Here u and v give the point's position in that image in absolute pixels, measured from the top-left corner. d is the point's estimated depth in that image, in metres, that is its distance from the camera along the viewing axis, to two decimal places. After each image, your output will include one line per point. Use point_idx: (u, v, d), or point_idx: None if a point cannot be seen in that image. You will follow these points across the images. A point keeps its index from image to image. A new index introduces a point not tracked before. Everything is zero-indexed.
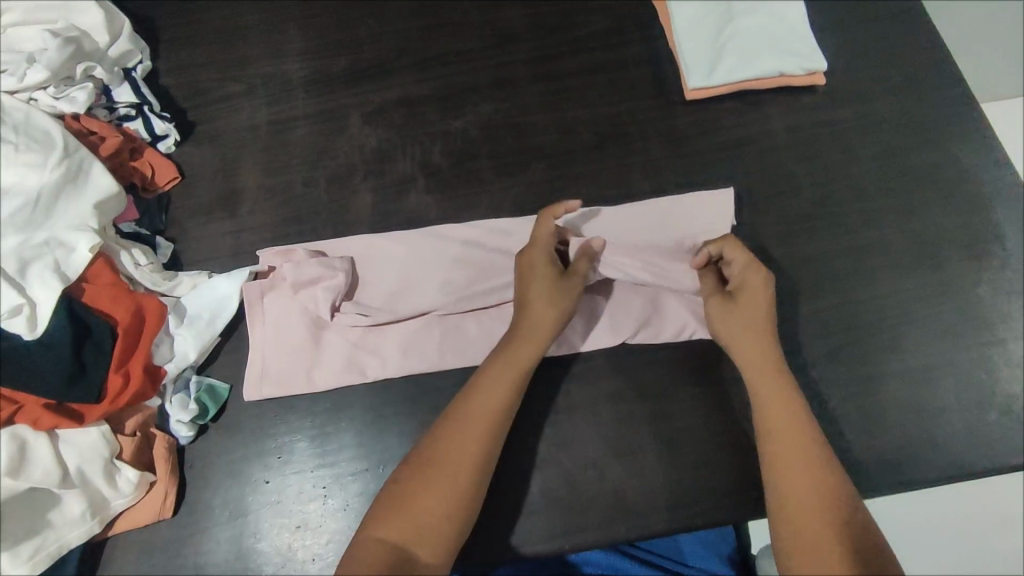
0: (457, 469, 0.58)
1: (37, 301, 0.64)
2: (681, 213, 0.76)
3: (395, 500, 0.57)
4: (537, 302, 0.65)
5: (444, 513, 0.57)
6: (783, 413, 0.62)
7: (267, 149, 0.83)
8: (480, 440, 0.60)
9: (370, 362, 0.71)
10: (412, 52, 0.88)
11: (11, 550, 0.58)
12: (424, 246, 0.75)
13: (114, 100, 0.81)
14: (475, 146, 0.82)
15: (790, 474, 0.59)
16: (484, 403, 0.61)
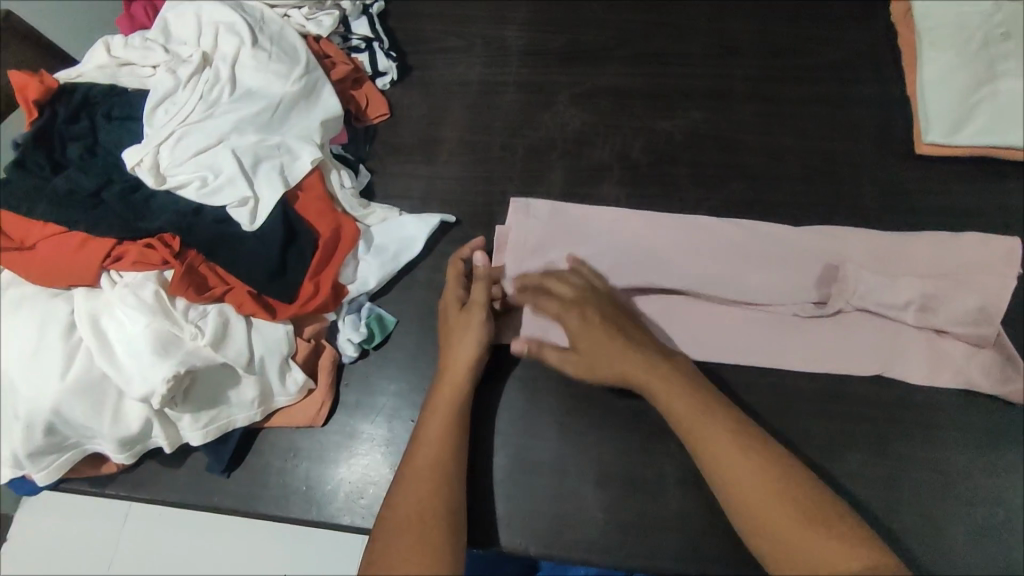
0: (445, 434, 0.61)
1: (262, 197, 0.69)
2: (960, 257, 0.70)
3: (407, 470, 0.59)
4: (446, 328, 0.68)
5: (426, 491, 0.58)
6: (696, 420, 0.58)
7: (474, 107, 0.86)
8: (452, 404, 0.63)
9: None
10: (631, 44, 0.87)
11: (193, 413, 0.64)
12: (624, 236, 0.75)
13: (350, 31, 0.87)
14: (678, 150, 0.80)
15: (718, 466, 0.55)
16: (447, 382, 0.65)
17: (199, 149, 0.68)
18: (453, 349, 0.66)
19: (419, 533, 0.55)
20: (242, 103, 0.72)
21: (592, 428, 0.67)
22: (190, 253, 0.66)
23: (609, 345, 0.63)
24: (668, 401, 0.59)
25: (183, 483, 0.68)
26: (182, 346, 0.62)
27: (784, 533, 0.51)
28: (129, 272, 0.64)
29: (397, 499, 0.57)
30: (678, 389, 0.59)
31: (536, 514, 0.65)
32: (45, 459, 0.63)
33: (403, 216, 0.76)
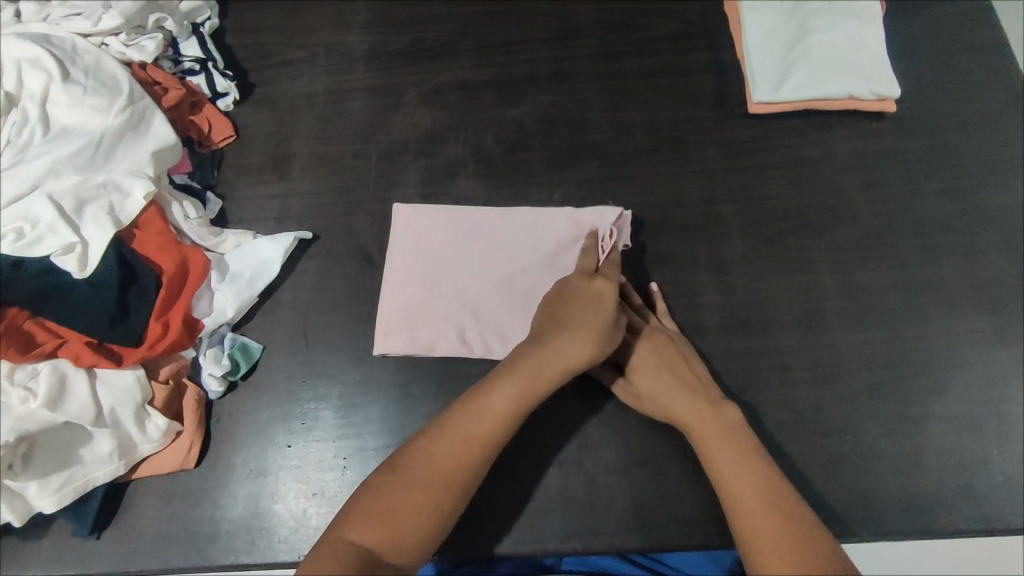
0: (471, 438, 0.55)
1: (89, 241, 0.65)
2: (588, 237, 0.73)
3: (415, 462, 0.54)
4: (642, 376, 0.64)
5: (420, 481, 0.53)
6: (716, 428, 0.59)
7: (322, 118, 0.84)
8: (543, 382, 0.59)
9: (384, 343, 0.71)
10: (474, 36, 0.87)
11: (41, 480, 0.60)
12: (475, 230, 0.74)
13: (180, 53, 0.83)
14: (528, 136, 0.81)
15: (717, 464, 0.57)
16: (555, 356, 0.59)
17: (11, 199, 0.64)
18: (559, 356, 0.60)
19: (422, 495, 0.53)
20: (58, 142, 0.67)
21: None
22: (12, 310, 0.62)
23: (662, 373, 0.64)
24: (695, 427, 0.60)
25: (46, 554, 0.64)
26: (11, 413, 0.59)
27: (767, 533, 0.51)
28: None
29: (426, 453, 0.55)
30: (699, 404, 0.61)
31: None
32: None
33: (257, 238, 0.74)
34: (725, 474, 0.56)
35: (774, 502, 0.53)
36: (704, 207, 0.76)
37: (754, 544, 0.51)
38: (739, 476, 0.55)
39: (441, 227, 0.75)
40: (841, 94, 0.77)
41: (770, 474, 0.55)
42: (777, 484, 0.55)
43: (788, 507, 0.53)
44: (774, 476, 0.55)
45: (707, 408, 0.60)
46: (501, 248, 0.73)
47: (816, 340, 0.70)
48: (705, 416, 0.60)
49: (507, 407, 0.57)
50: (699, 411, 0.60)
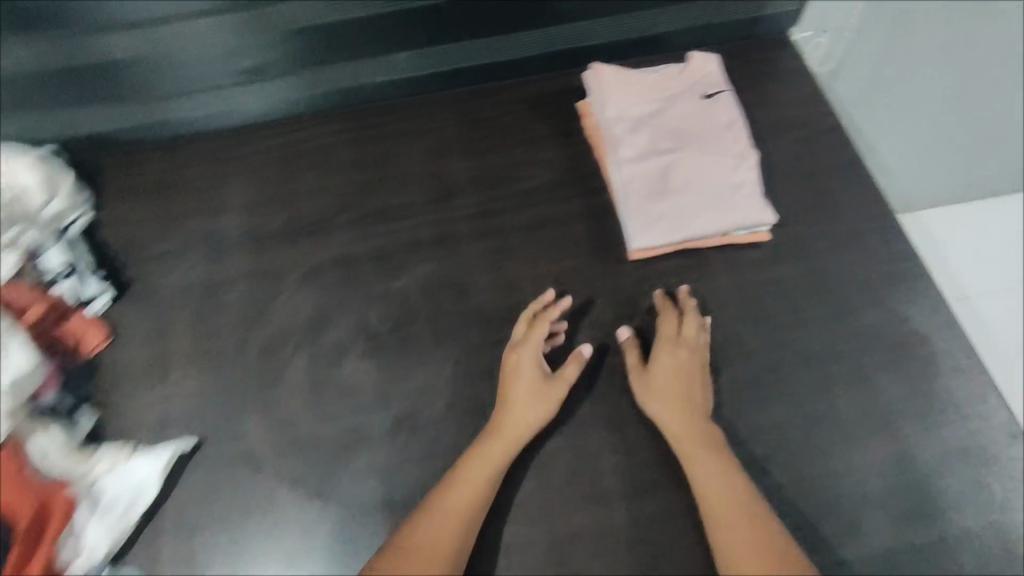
0: (501, 457, 0.66)
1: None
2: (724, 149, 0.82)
3: (465, 476, 0.65)
4: (516, 395, 0.69)
5: (480, 492, 0.64)
6: (726, 481, 0.64)
7: (201, 310, 0.81)
8: (546, 404, 0.69)
9: (620, 149, 0.83)
10: (356, 206, 0.87)
11: None
12: (673, 99, 0.86)
13: (45, 262, 0.79)
14: (414, 305, 0.79)
15: (707, 489, 0.64)
16: (533, 405, 0.68)
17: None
18: (512, 415, 0.68)
19: (466, 497, 0.64)
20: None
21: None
22: None
23: (685, 409, 0.68)
24: (695, 465, 0.65)
25: None
26: None
27: (750, 559, 0.59)
28: None
29: (438, 520, 0.62)
30: (733, 476, 0.64)
31: None
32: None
33: (132, 455, 0.71)
34: (721, 515, 0.62)
35: (727, 521, 0.61)
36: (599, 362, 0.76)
37: (732, 555, 0.60)
38: (738, 516, 0.61)
39: (643, 83, 0.86)
40: (725, 225, 0.78)
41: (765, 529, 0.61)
42: (773, 538, 0.60)
43: (731, 534, 0.61)
44: (718, 476, 0.64)
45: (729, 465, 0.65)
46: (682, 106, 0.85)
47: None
48: (728, 475, 0.64)
49: (530, 422, 0.68)
50: (722, 469, 0.65)
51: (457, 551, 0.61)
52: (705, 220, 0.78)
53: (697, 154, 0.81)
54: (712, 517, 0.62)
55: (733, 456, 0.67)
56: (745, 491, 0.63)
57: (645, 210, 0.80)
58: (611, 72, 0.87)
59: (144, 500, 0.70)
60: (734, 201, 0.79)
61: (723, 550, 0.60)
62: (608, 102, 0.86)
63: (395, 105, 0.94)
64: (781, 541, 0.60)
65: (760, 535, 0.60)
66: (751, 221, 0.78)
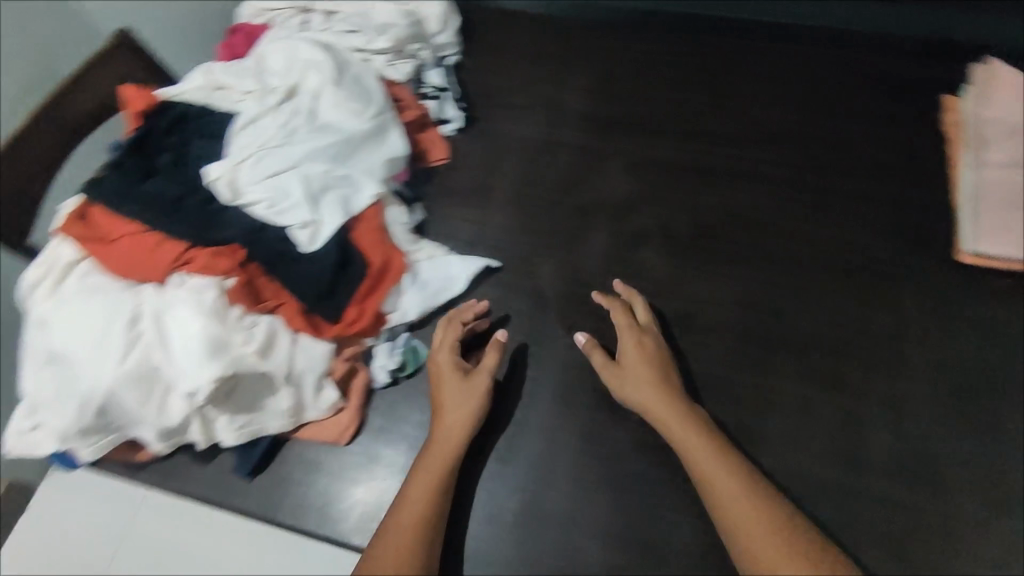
0: (457, 441, 0.69)
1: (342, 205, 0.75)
2: None
3: (420, 475, 0.67)
4: (457, 393, 0.71)
5: (439, 479, 0.67)
6: (730, 483, 0.63)
7: (529, 162, 0.91)
8: (466, 425, 0.70)
9: (981, 150, 0.82)
10: (687, 121, 0.92)
11: (232, 414, 0.68)
12: None
13: (424, 80, 0.94)
14: (716, 225, 0.84)
15: (722, 503, 0.62)
16: (456, 414, 0.70)
17: (292, 160, 0.75)
18: (465, 411, 0.70)
19: (426, 482, 0.67)
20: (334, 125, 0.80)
21: (568, 491, 0.71)
22: (253, 265, 0.70)
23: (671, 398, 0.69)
24: (715, 482, 0.63)
25: (212, 480, 0.73)
26: (229, 350, 0.65)
27: (777, 555, 0.59)
28: (195, 276, 0.68)
29: (411, 490, 0.66)
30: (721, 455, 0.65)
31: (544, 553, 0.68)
32: (76, 443, 0.67)
33: (450, 257, 0.80)
34: (733, 512, 0.62)
35: (736, 514, 0.61)
36: (888, 342, 0.75)
37: (768, 558, 0.59)
38: (739, 505, 0.62)
39: None
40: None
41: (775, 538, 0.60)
42: (778, 515, 0.61)
43: (738, 515, 0.61)
44: (717, 466, 0.64)
45: (729, 464, 0.64)
46: None
47: (994, 516, 0.67)
48: (718, 466, 0.64)
49: (467, 421, 0.70)
50: (720, 462, 0.64)
51: (428, 535, 0.64)
52: None
53: None
54: (727, 517, 0.62)
55: (743, 462, 0.65)
56: (751, 481, 0.63)
57: (988, 217, 0.79)
58: (1002, 74, 0.84)
59: (450, 294, 0.79)
60: None
61: (744, 552, 0.60)
62: (987, 102, 0.84)
63: (746, 43, 0.97)
64: (806, 536, 0.60)
65: (778, 535, 0.60)
66: None
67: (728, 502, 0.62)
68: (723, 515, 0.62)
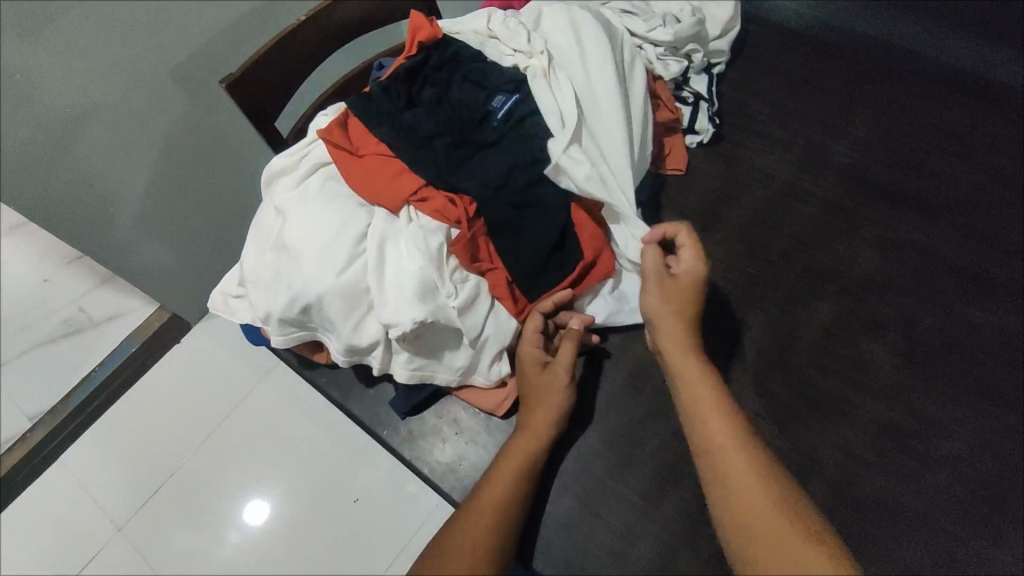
0: (531, 442, 0.68)
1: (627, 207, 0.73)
2: None
3: (498, 474, 0.67)
4: (531, 380, 0.70)
5: (517, 478, 0.67)
6: (710, 405, 0.62)
7: (769, 202, 0.83)
8: (543, 420, 0.69)
9: None
10: (966, 215, 0.80)
11: (411, 355, 0.69)
12: None
13: (686, 82, 0.88)
14: (970, 344, 0.72)
15: (728, 463, 0.59)
16: (539, 409, 0.69)
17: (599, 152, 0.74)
18: (544, 408, 0.69)
19: (503, 480, 0.66)
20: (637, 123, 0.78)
21: (706, 558, 0.66)
22: (478, 221, 0.70)
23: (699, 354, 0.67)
24: (695, 408, 0.63)
25: (368, 404, 0.76)
26: (436, 297, 0.65)
27: (786, 532, 0.53)
28: (425, 216, 0.69)
29: (494, 483, 0.66)
30: (701, 372, 0.65)
31: None
32: (272, 327, 0.71)
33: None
34: (730, 476, 0.58)
35: (740, 479, 0.57)
36: None
37: (756, 540, 0.54)
38: (744, 470, 0.58)
39: None
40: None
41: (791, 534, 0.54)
42: (780, 487, 0.57)
43: (741, 485, 0.57)
44: (719, 419, 0.61)
45: (716, 394, 0.63)
46: None
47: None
48: (710, 398, 0.63)
49: (550, 416, 0.69)
50: (705, 392, 0.63)
51: (503, 538, 0.64)
52: None
53: None
54: (720, 483, 0.58)
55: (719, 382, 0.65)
56: (728, 414, 0.62)
57: None
58: None
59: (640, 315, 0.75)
60: None
61: (738, 525, 0.56)
62: None
63: None
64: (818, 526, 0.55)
65: (761, 480, 0.57)
66: None
67: (727, 463, 0.59)
68: (720, 485, 0.58)
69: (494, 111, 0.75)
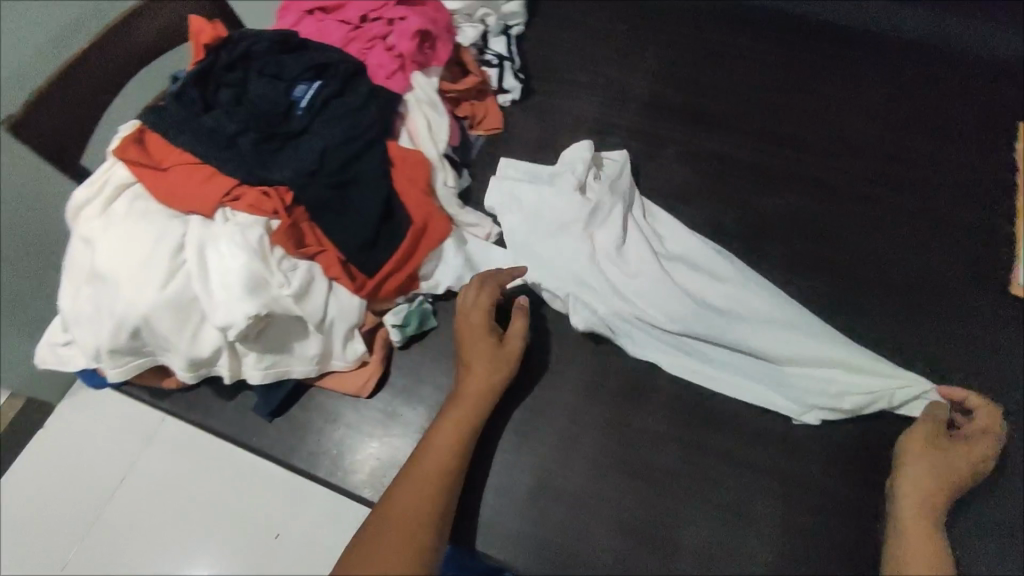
0: (471, 408, 0.67)
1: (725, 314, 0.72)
2: None
3: (436, 441, 0.65)
4: (472, 346, 0.69)
5: (459, 444, 0.65)
6: (917, 504, 0.62)
7: (584, 142, 0.89)
8: (489, 385, 0.68)
9: None
10: (752, 120, 0.88)
11: (259, 354, 0.68)
12: None
13: (488, 46, 0.91)
14: (772, 229, 0.81)
15: (916, 534, 0.60)
16: (477, 374, 0.68)
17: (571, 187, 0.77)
18: (485, 373, 0.68)
19: (442, 447, 0.65)
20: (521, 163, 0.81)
21: (580, 474, 0.70)
22: (298, 209, 0.70)
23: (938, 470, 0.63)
24: (917, 514, 0.61)
25: (231, 418, 0.74)
26: (267, 290, 0.65)
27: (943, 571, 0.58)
28: (241, 213, 0.68)
29: (433, 452, 0.64)
30: (930, 486, 0.62)
31: (555, 530, 0.68)
32: (105, 362, 0.67)
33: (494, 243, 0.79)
34: (920, 546, 0.59)
35: (927, 544, 0.59)
36: (930, 367, 0.73)
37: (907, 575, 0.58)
38: (923, 536, 0.60)
39: None
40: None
41: (926, 521, 0.61)
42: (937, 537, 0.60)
43: (924, 550, 0.59)
44: (917, 506, 0.61)
45: (935, 502, 0.62)
46: None
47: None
48: (924, 500, 0.62)
49: (492, 377, 0.68)
50: (922, 497, 0.62)
51: (445, 504, 0.62)
52: None
53: None
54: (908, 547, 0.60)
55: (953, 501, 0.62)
56: (933, 507, 0.61)
57: None
58: None
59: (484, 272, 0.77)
60: None
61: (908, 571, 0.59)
62: None
63: (823, 45, 0.93)
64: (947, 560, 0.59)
65: (931, 537, 0.60)
66: None
67: (915, 536, 0.60)
68: (908, 549, 0.60)
69: (296, 101, 0.75)
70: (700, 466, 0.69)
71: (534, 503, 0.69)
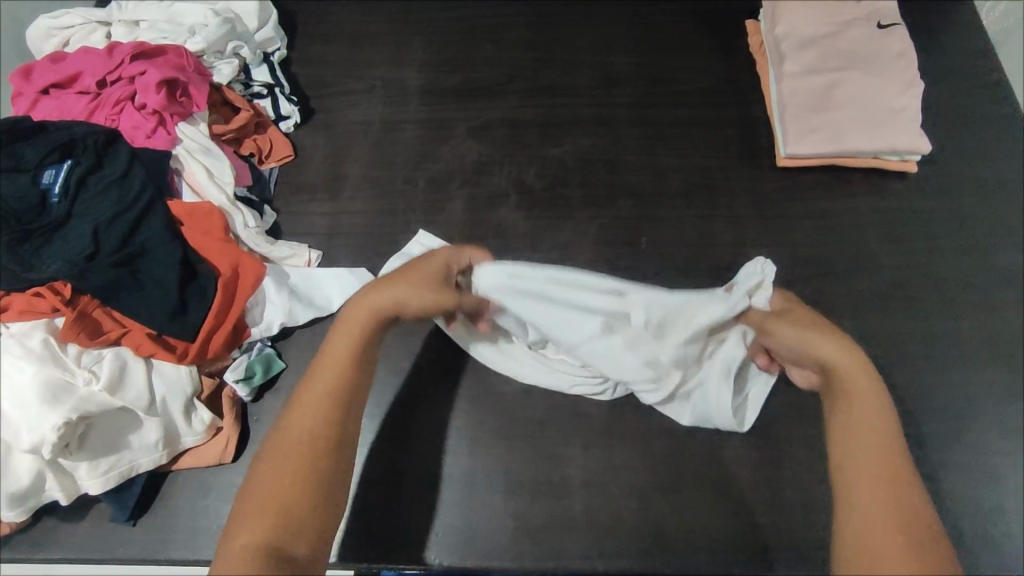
0: (351, 356, 0.58)
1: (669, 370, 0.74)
2: (891, 77, 0.85)
3: (297, 409, 0.57)
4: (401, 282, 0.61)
5: (331, 400, 0.57)
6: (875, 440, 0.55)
7: (377, 145, 0.89)
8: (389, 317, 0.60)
9: (788, 61, 0.87)
10: (525, 80, 0.93)
11: (91, 461, 0.63)
12: (845, 24, 0.90)
13: (251, 78, 0.89)
14: (570, 173, 0.87)
15: (867, 474, 0.54)
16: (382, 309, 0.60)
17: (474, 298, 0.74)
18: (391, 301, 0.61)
19: (313, 418, 0.56)
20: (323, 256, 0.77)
21: (466, 454, 0.71)
22: (84, 298, 0.66)
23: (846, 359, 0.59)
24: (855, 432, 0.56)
25: (89, 537, 0.68)
26: (73, 392, 0.61)
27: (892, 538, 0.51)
28: (15, 321, 0.64)
29: (295, 420, 0.56)
30: (878, 405, 0.57)
31: (455, 514, 0.69)
32: None
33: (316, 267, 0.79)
34: (860, 486, 0.54)
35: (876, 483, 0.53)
36: (732, 249, 0.82)
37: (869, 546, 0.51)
38: (876, 466, 0.54)
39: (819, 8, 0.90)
40: (879, 145, 0.82)
41: (895, 468, 0.54)
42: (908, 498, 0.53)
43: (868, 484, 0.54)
44: (874, 437, 0.55)
45: (895, 437, 0.56)
46: (856, 36, 0.88)
47: None
48: (882, 433, 0.56)
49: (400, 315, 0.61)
50: (874, 416, 0.56)
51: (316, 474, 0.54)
52: (861, 139, 0.82)
53: (860, 77, 0.85)
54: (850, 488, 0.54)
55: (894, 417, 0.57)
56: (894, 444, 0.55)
57: (804, 120, 0.84)
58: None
59: (315, 296, 0.77)
60: (891, 125, 0.82)
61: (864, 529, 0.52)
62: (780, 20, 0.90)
63: None
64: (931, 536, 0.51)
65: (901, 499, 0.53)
66: (907, 143, 0.82)
67: (866, 474, 0.54)
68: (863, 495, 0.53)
69: (48, 189, 0.69)
70: (569, 406, 0.73)
71: (430, 499, 0.70)
